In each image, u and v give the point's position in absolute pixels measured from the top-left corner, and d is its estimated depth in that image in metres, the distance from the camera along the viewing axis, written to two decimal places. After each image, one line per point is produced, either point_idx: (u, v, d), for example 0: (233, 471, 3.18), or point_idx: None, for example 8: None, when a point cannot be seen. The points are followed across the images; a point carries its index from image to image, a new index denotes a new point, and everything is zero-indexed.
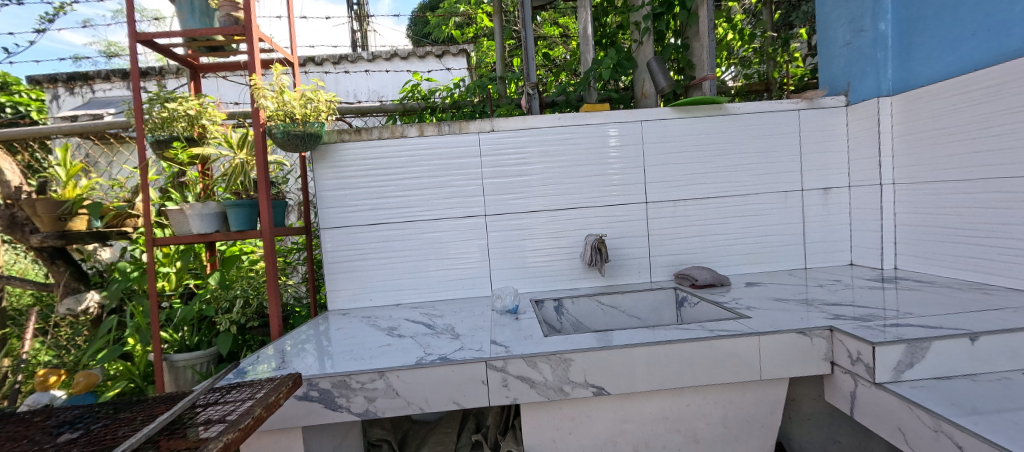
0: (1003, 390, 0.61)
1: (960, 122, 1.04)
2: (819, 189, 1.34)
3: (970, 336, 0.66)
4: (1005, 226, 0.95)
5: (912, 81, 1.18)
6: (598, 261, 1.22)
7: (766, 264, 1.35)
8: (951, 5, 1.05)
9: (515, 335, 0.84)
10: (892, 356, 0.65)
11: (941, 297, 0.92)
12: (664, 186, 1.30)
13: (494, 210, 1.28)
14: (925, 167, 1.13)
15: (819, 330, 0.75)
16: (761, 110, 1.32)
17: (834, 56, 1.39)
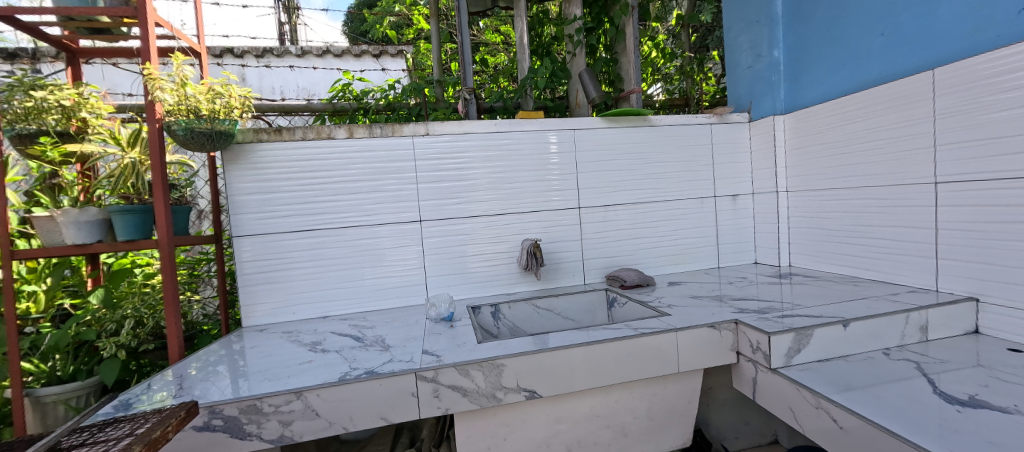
0: (867, 368, 0.72)
1: (835, 139, 1.21)
2: (729, 195, 1.49)
3: (843, 323, 0.77)
4: (871, 228, 1.13)
5: (800, 103, 1.36)
6: (534, 265, 1.24)
7: (686, 264, 1.47)
8: (828, 39, 1.24)
9: (447, 343, 0.82)
10: (784, 344, 0.74)
11: (824, 289, 1.07)
12: (595, 192, 1.36)
13: (430, 215, 1.26)
14: (811, 177, 1.31)
15: (727, 323, 0.83)
16: (679, 123, 1.44)
17: (738, 77, 1.55)
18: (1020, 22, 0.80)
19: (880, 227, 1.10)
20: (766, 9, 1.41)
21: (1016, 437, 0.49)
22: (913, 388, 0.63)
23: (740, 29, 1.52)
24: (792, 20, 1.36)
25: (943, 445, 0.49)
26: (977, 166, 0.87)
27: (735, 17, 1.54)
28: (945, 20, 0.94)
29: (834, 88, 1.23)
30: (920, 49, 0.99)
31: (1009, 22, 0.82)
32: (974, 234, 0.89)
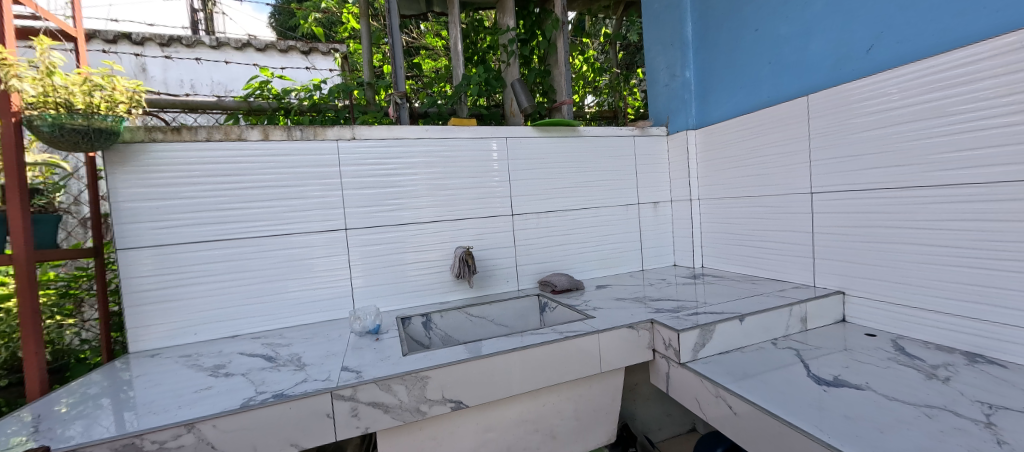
0: (759, 358, 0.81)
1: (737, 153, 1.36)
2: (651, 203, 1.60)
3: (739, 318, 0.86)
4: (765, 232, 1.28)
5: (708, 120, 1.50)
6: (466, 272, 1.24)
7: (613, 267, 1.55)
8: (729, 64, 1.39)
9: (370, 358, 0.79)
10: (690, 340, 0.81)
11: (728, 288, 1.18)
12: (527, 199, 1.39)
13: (357, 223, 1.20)
14: (718, 186, 1.45)
15: (643, 323, 0.88)
16: (605, 134, 1.52)
17: (657, 94, 1.69)
18: (869, 60, 0.98)
19: (772, 231, 1.25)
20: (678, 33, 1.55)
21: (865, 410, 0.59)
22: (793, 373, 0.72)
23: (657, 50, 1.66)
24: (700, 45, 1.51)
25: (812, 423, 0.57)
26: (842, 179, 1.03)
27: (654, 39, 1.68)
28: (817, 54, 1.10)
29: (735, 108, 1.38)
30: (800, 77, 1.15)
31: (864, 60, 0.99)
32: (841, 237, 1.04)
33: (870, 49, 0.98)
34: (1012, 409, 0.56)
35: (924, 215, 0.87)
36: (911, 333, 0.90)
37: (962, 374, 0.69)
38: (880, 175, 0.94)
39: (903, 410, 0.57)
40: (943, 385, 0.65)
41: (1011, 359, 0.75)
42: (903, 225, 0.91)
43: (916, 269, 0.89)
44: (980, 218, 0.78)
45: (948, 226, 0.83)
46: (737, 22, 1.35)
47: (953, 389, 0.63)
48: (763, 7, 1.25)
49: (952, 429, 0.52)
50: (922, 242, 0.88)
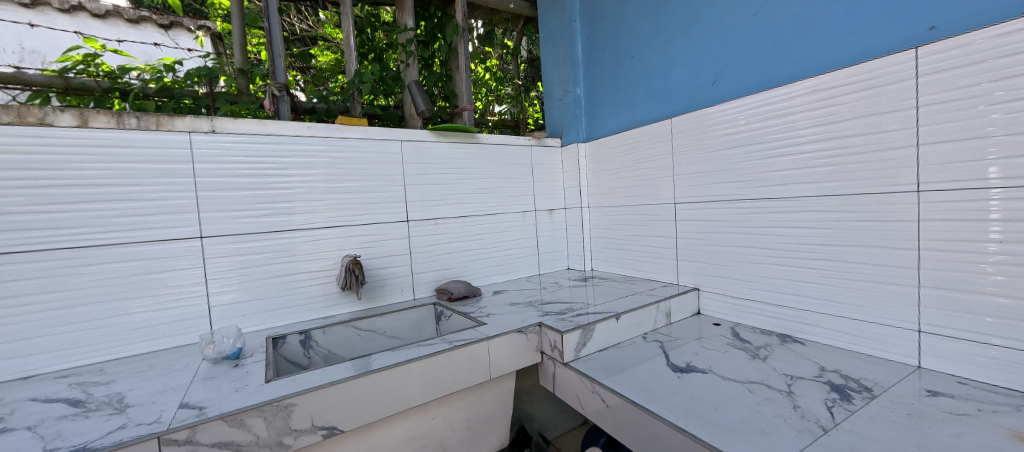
0: (631, 353, 0.89)
1: (618, 166, 1.50)
2: (546, 210, 1.68)
3: (615, 316, 0.94)
4: (641, 237, 1.43)
5: (596, 134, 1.64)
6: (353, 283, 1.15)
7: (511, 273, 1.59)
8: (611, 84, 1.54)
9: (222, 389, 0.67)
10: (573, 340, 0.86)
11: (610, 289, 1.29)
12: (423, 205, 1.35)
13: (217, 231, 1.02)
14: (604, 196, 1.59)
15: (531, 327, 0.91)
16: (503, 142, 1.55)
17: (552, 108, 1.79)
18: (714, 91, 1.16)
19: (646, 236, 1.40)
20: (570, 52, 1.68)
21: (706, 391, 0.68)
22: (656, 364, 0.81)
23: (553, 67, 1.77)
24: (588, 66, 1.65)
25: (664, 407, 0.64)
26: (697, 192, 1.20)
27: (550, 56, 1.79)
28: (677, 82, 1.28)
29: (617, 125, 1.53)
30: (665, 101, 1.32)
31: (711, 90, 1.17)
32: (697, 242, 1.21)
33: (715, 83, 1.16)
34: (804, 378, 0.71)
35: (754, 223, 1.05)
36: (746, 320, 1.09)
37: (776, 352, 0.85)
38: (724, 189, 1.12)
39: (733, 388, 0.68)
40: (762, 362, 0.79)
41: (809, 337, 0.95)
42: (739, 231, 1.09)
43: (748, 268, 1.08)
44: (789, 226, 0.97)
45: (769, 232, 1.02)
46: (618, 48, 1.49)
47: (768, 366, 0.77)
48: (637, 37, 1.41)
49: (764, 399, 0.64)
50: (752, 245, 1.06)
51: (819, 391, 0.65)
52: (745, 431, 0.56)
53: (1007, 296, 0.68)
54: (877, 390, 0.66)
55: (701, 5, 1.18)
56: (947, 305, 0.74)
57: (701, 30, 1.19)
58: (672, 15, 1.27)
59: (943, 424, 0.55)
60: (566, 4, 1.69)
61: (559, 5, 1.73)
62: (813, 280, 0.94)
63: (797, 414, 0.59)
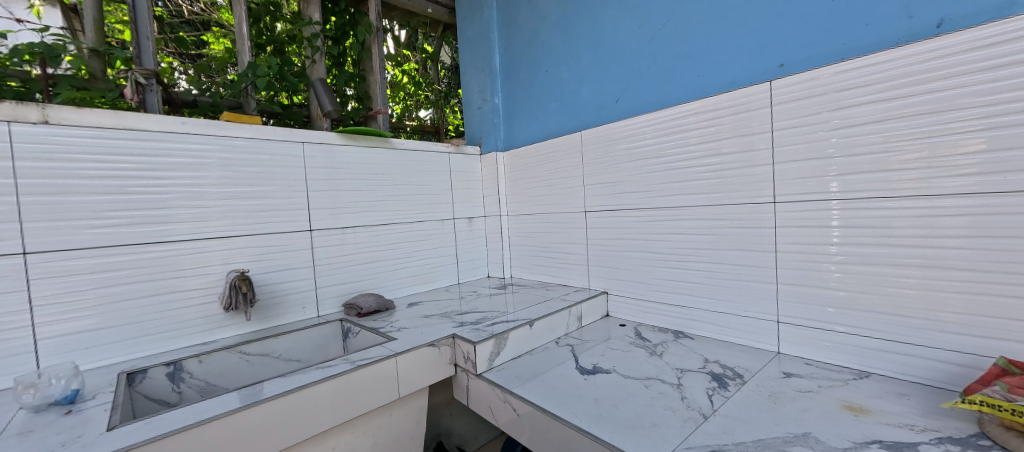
0: (544, 359, 0.91)
1: (534, 175, 1.54)
2: (465, 217, 1.67)
3: (529, 323, 0.95)
4: (556, 244, 1.48)
5: (514, 144, 1.67)
6: (241, 302, 1.01)
7: (429, 283, 1.53)
8: (526, 96, 1.59)
9: (43, 445, 0.54)
10: (486, 350, 0.85)
11: (527, 296, 1.31)
12: (329, 213, 1.25)
13: (51, 244, 0.83)
14: (521, 204, 1.62)
15: (444, 339, 0.89)
16: (420, 149, 1.51)
17: (471, 116, 1.80)
18: (617, 108, 1.26)
19: (560, 243, 1.46)
20: (487, 62, 1.70)
21: (609, 390, 0.72)
22: (566, 368, 0.84)
23: (472, 75, 1.79)
24: (505, 76, 1.69)
25: (569, 410, 0.66)
26: (605, 201, 1.28)
27: (470, 64, 1.80)
28: (585, 98, 1.36)
29: (532, 135, 1.58)
30: (575, 115, 1.40)
31: (615, 107, 1.26)
32: (605, 248, 1.29)
33: (618, 100, 1.25)
34: (691, 370, 0.79)
35: (653, 230, 1.15)
36: (648, 320, 1.18)
37: (670, 348, 0.93)
38: (627, 199, 1.21)
39: (632, 384, 0.73)
40: (658, 358, 0.86)
41: (698, 332, 1.06)
42: (641, 238, 1.18)
43: (648, 271, 1.17)
44: (680, 232, 1.08)
45: (664, 238, 1.12)
46: (532, 61, 1.55)
47: (663, 361, 0.84)
48: (550, 53, 1.47)
49: (658, 393, 0.69)
50: (652, 250, 1.16)
51: (702, 381, 0.73)
52: (639, 425, 0.60)
53: (840, 289, 0.82)
54: (747, 375, 0.75)
55: (605, 28, 1.27)
56: (800, 299, 0.88)
57: (605, 51, 1.28)
58: (580, 35, 1.36)
59: (792, 401, 0.64)
60: (484, 14, 1.71)
61: (477, 15, 1.75)
62: (700, 281, 1.05)
63: (684, 404, 0.65)
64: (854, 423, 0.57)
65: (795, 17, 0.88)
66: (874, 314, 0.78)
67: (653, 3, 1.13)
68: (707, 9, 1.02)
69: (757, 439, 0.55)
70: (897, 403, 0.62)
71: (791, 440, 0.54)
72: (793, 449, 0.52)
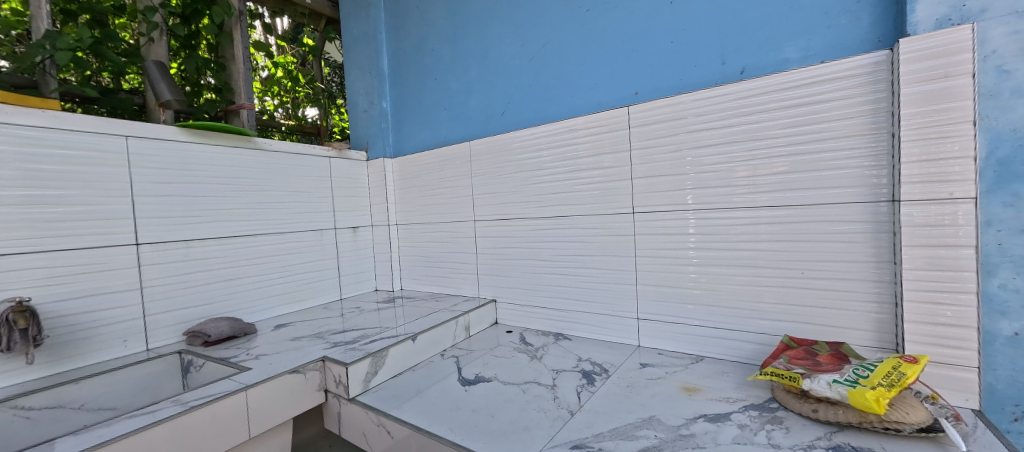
0: (427, 374, 0.88)
1: (424, 184, 1.51)
2: (349, 227, 1.54)
3: (411, 337, 0.91)
4: (446, 253, 1.46)
5: (403, 151, 1.61)
6: (18, 343, 0.77)
7: (304, 301, 1.38)
8: (417, 101, 1.55)
9: None
10: (360, 371, 0.79)
11: (416, 309, 1.26)
12: (167, 224, 1.03)
13: None
14: (411, 213, 1.56)
15: (312, 364, 0.80)
16: (293, 151, 1.35)
17: (357, 119, 1.70)
18: (502, 121, 1.30)
19: (451, 253, 1.44)
20: (375, 63, 1.62)
21: (487, 400, 0.72)
22: (448, 382, 0.82)
23: (357, 76, 1.69)
24: (393, 80, 1.62)
25: (445, 426, 0.65)
26: (493, 211, 1.30)
27: (354, 64, 1.70)
28: (473, 109, 1.38)
29: (422, 143, 1.54)
30: (464, 125, 1.40)
31: (500, 120, 1.30)
32: (494, 257, 1.31)
33: (503, 113, 1.29)
34: (565, 369, 0.84)
35: (537, 239, 1.20)
36: (534, 325, 1.23)
37: (549, 350, 0.98)
38: (513, 208, 1.25)
39: (510, 391, 0.75)
40: (537, 361, 0.90)
41: (577, 333, 1.14)
42: (526, 246, 1.23)
43: (534, 278, 1.22)
44: (561, 240, 1.16)
45: (547, 246, 1.18)
46: (421, 68, 1.52)
47: (542, 364, 0.89)
48: (439, 62, 1.46)
49: (534, 397, 0.72)
50: (536, 257, 1.21)
51: (574, 380, 0.78)
52: (512, 431, 0.61)
53: (683, 288, 0.96)
54: (611, 369, 0.83)
55: (492, 43, 1.31)
56: (655, 297, 1.00)
57: (491, 65, 1.32)
58: (468, 46, 1.37)
59: (643, 388, 0.73)
60: (371, 13, 1.63)
61: (363, 13, 1.66)
62: (578, 285, 1.13)
63: (555, 404, 0.68)
64: (687, 402, 0.67)
65: (646, 53, 1.01)
66: (707, 308, 0.93)
67: (534, 25, 1.20)
68: (579, 37, 1.12)
69: (613, 428, 0.60)
70: (720, 381, 0.75)
71: (639, 424, 0.60)
72: (640, 433, 0.58)
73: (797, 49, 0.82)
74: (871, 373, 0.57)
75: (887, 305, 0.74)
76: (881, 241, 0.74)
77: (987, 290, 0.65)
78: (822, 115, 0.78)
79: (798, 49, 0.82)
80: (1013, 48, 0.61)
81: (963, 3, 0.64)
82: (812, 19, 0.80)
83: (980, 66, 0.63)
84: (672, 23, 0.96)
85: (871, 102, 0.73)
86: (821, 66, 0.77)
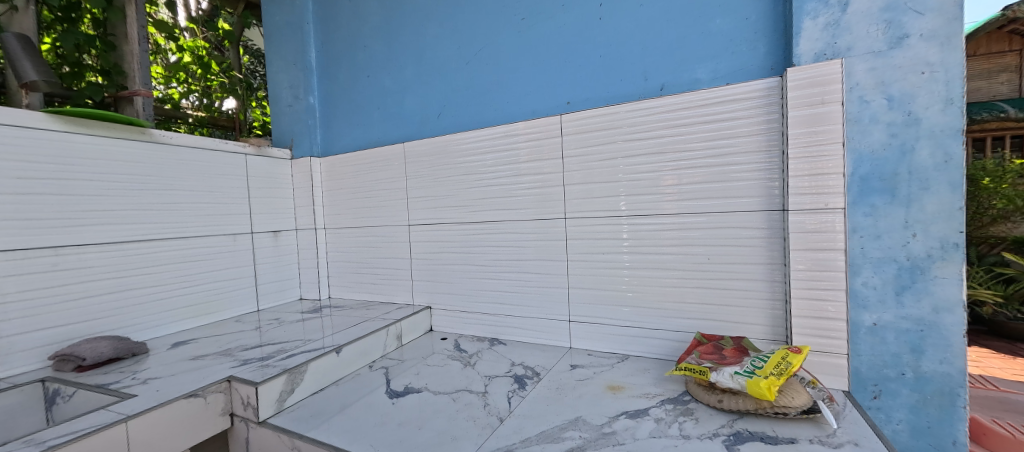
0: (351, 388, 0.83)
1: (354, 185, 1.43)
2: (269, 232, 1.41)
3: (335, 350, 0.86)
4: (379, 259, 1.39)
5: (331, 150, 1.51)
6: None
7: (212, 314, 1.23)
8: (349, 98, 1.46)
9: None
10: (273, 390, 0.72)
11: (344, 318, 1.19)
12: (31, 227, 0.87)
13: None
14: (340, 217, 1.47)
15: (215, 386, 0.71)
16: (200, 146, 1.21)
17: (280, 114, 1.57)
18: (438, 123, 1.27)
19: (383, 259, 1.38)
20: (301, 55, 1.51)
21: (416, 412, 0.70)
22: (374, 395, 0.78)
23: (280, 67, 1.56)
24: (322, 74, 1.52)
25: (368, 443, 0.61)
26: (428, 215, 1.27)
27: (277, 54, 1.57)
28: (408, 109, 1.33)
29: (352, 143, 1.46)
30: (398, 126, 1.35)
31: (436, 122, 1.27)
32: (429, 262, 1.28)
33: (439, 115, 1.27)
34: (498, 375, 0.84)
35: (473, 244, 1.20)
36: (469, 330, 1.22)
37: (483, 356, 0.98)
38: (449, 213, 1.23)
39: (441, 401, 0.73)
40: (471, 368, 0.89)
41: (511, 338, 1.15)
42: (462, 251, 1.22)
43: (470, 283, 1.21)
44: (496, 245, 1.16)
45: (484, 251, 1.18)
46: (353, 64, 1.45)
47: (475, 371, 0.88)
48: (372, 58, 1.40)
49: (464, 405, 0.70)
50: (472, 262, 1.20)
51: (505, 386, 0.78)
52: (439, 443, 0.59)
53: (611, 290, 1.01)
54: (543, 372, 0.85)
55: (428, 43, 1.28)
56: (585, 300, 1.04)
57: (427, 66, 1.29)
58: (403, 44, 1.33)
59: (572, 390, 0.75)
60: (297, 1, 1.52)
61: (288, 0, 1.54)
62: (513, 290, 1.14)
63: (485, 412, 0.68)
64: (611, 400, 0.70)
65: (577, 65, 1.05)
66: (632, 309, 0.99)
67: (471, 29, 1.20)
68: (515, 45, 1.13)
69: (541, 431, 0.61)
70: (642, 377, 0.79)
71: (566, 426, 0.62)
72: (566, 434, 0.60)
73: (708, 71, 0.90)
74: (765, 364, 0.64)
75: (779, 302, 0.83)
76: (774, 245, 0.83)
77: (854, 287, 0.76)
78: (728, 132, 0.86)
79: (708, 70, 0.90)
80: (871, 82, 0.72)
81: (834, 40, 0.74)
82: (720, 45, 0.89)
83: (847, 95, 0.74)
84: (602, 38, 1.01)
85: (766, 122, 0.82)
86: (726, 88, 0.85)
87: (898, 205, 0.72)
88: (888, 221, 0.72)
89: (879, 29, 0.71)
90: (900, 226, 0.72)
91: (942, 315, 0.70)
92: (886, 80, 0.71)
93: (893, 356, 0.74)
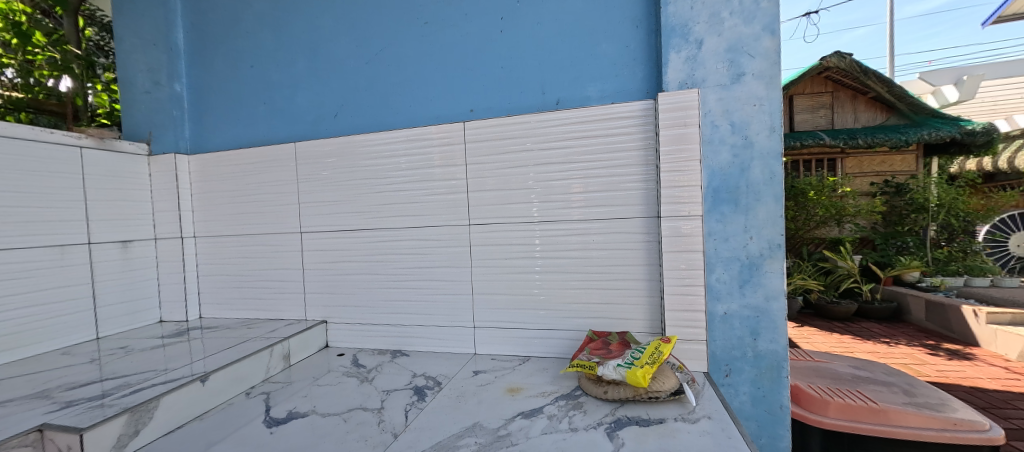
0: (219, 421, 0.72)
1: (232, 188, 1.26)
2: (115, 242, 1.17)
3: (200, 379, 0.74)
4: (264, 271, 1.24)
5: (203, 146, 1.31)
6: None
7: (25, 347, 0.97)
8: (226, 88, 1.29)
9: None
10: (109, 434, 0.59)
11: (217, 340, 1.03)
12: None
13: None
14: (215, 223, 1.28)
15: (17, 439, 0.56)
16: (9, 135, 0.96)
17: (134, 101, 1.32)
18: (334, 124, 1.18)
19: (270, 271, 1.24)
20: (163, 34, 1.29)
21: (298, 439, 0.63)
22: (249, 426, 0.69)
23: (135, 46, 1.31)
24: (192, 60, 1.32)
25: None
26: (323, 222, 1.18)
27: (130, 30, 1.32)
28: (299, 106, 1.22)
29: (231, 140, 1.28)
30: (287, 124, 1.23)
31: (333, 122, 1.19)
32: (324, 272, 1.18)
33: (336, 115, 1.19)
34: (397, 389, 0.80)
35: (374, 252, 1.14)
36: (370, 344, 1.15)
37: (383, 370, 0.93)
38: (347, 219, 1.16)
39: (330, 423, 0.67)
40: (368, 384, 0.84)
41: (416, 348, 1.11)
42: (362, 260, 1.15)
43: (371, 294, 1.15)
44: (399, 252, 1.12)
45: (386, 260, 1.13)
46: (232, 50, 1.28)
47: (372, 386, 0.83)
48: (256, 46, 1.25)
49: (357, 425, 0.66)
50: (373, 271, 1.14)
51: (404, 399, 0.75)
52: None
53: (514, 294, 1.04)
54: (445, 381, 0.83)
55: (323, 37, 1.19)
56: (490, 305, 1.06)
57: (322, 61, 1.19)
58: (294, 36, 1.22)
59: (473, 396, 0.75)
60: None
61: None
62: (418, 298, 1.11)
63: (379, 429, 0.64)
64: (509, 402, 0.72)
65: (480, 74, 1.07)
66: (533, 311, 1.03)
67: (371, 27, 1.14)
68: (417, 48, 1.11)
69: (436, 442, 0.60)
70: (540, 377, 0.83)
71: (462, 433, 0.62)
72: (462, 442, 0.59)
73: (597, 90, 0.99)
74: (642, 354, 0.71)
75: (655, 298, 0.94)
76: (651, 248, 0.94)
77: (710, 283, 0.89)
78: (612, 147, 0.95)
79: (597, 89, 0.99)
80: (719, 110, 0.86)
81: (693, 72, 0.87)
82: (606, 67, 0.98)
83: (703, 120, 0.87)
84: (503, 50, 1.04)
85: (643, 139, 0.93)
86: (611, 107, 0.94)
87: (740, 213, 0.86)
88: (733, 226, 0.86)
89: (724, 67, 0.85)
90: (741, 231, 0.86)
91: (772, 303, 0.86)
92: (730, 109, 0.85)
93: (738, 339, 0.88)
